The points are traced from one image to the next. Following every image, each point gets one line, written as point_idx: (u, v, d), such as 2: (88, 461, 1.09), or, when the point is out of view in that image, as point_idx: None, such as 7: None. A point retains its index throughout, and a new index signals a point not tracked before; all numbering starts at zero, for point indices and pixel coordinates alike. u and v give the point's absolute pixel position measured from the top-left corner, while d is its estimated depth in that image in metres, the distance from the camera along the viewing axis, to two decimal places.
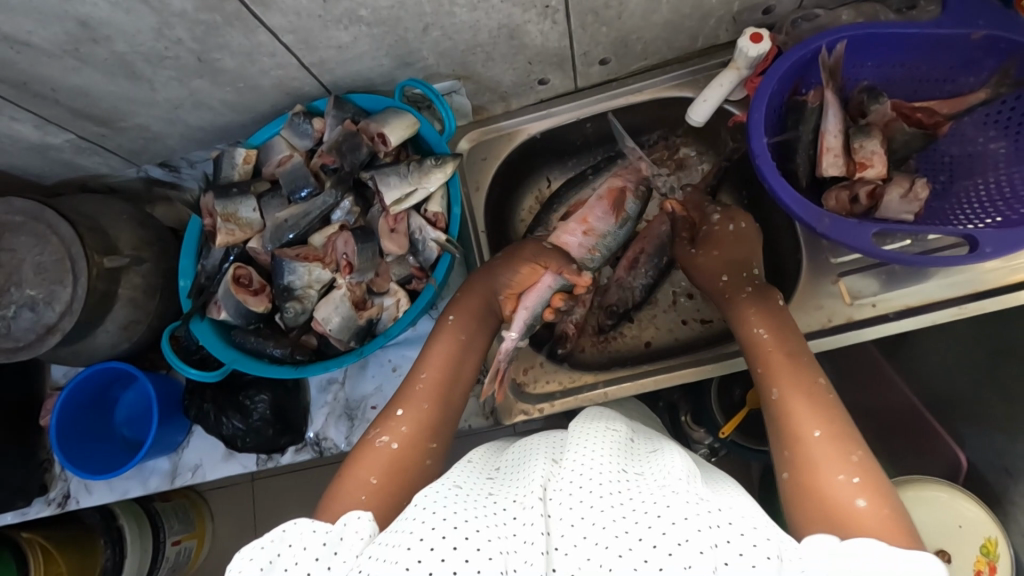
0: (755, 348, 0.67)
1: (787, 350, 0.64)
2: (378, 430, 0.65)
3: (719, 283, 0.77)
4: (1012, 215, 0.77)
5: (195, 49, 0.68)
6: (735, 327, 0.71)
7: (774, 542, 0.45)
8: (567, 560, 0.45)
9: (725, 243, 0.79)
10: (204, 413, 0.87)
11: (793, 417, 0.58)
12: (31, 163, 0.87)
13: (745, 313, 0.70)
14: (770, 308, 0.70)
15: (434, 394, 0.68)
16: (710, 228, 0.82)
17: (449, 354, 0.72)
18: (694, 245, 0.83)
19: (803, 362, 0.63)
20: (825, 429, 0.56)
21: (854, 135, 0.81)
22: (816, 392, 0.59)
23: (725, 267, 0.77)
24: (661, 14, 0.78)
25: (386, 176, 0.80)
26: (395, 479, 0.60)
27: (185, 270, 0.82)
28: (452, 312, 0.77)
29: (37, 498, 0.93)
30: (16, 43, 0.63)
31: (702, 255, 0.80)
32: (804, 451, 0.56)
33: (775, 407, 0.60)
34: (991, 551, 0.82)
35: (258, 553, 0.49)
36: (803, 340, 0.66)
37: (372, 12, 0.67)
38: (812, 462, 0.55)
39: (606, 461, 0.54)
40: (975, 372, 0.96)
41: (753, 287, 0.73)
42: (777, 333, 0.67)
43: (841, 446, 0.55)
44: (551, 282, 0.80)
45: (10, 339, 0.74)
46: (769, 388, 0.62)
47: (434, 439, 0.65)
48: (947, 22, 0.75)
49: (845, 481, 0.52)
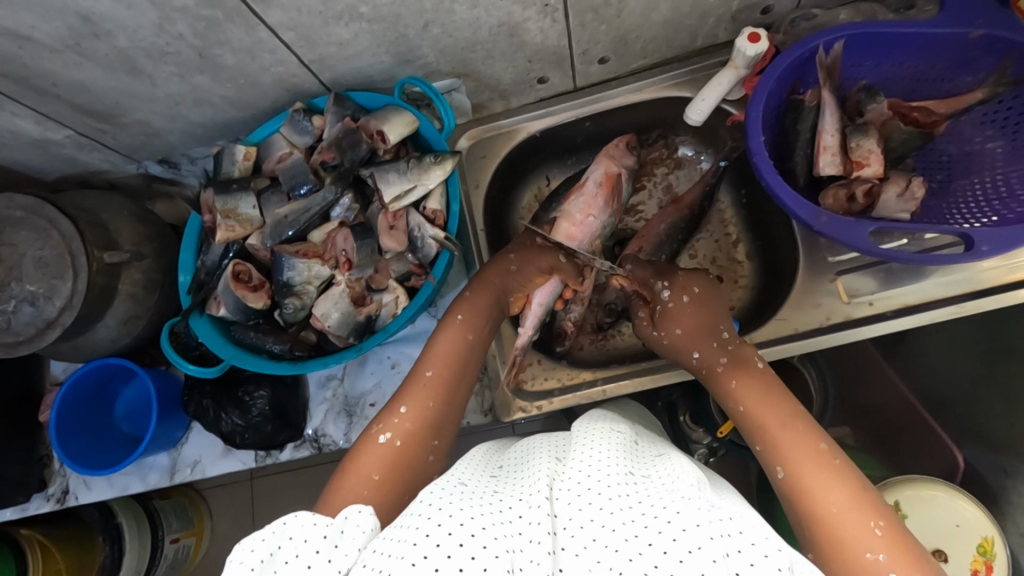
0: (749, 424, 0.64)
1: (782, 422, 0.62)
2: (379, 423, 0.65)
3: (691, 360, 0.74)
4: (1008, 215, 0.78)
5: (196, 45, 0.68)
6: (725, 404, 0.69)
7: (786, 553, 0.46)
8: (576, 561, 0.45)
9: (687, 320, 0.77)
10: (203, 409, 0.87)
11: (805, 494, 0.56)
12: (31, 158, 0.87)
13: (729, 389, 0.68)
14: (751, 376, 0.67)
15: (437, 391, 0.68)
16: (665, 305, 0.79)
17: (452, 352, 0.72)
18: (655, 326, 0.80)
19: (803, 432, 0.60)
20: (841, 503, 0.54)
21: (851, 134, 0.82)
22: (821, 462, 0.57)
23: (694, 342, 0.75)
24: (661, 12, 0.78)
25: (385, 173, 0.80)
26: (399, 477, 0.60)
27: (184, 265, 0.82)
28: (458, 311, 0.76)
29: (36, 493, 0.93)
30: (17, 37, 0.63)
31: (665, 335, 0.78)
32: (826, 533, 0.53)
33: (787, 487, 0.58)
34: (988, 550, 0.82)
35: (258, 545, 0.49)
36: (793, 403, 0.64)
37: (371, 9, 0.67)
38: (837, 539, 0.52)
39: (614, 462, 0.54)
40: (972, 373, 0.97)
41: (727, 355, 0.71)
42: (766, 402, 0.64)
43: (860, 516, 0.53)
44: (557, 284, 0.85)
45: (10, 333, 0.74)
46: (775, 466, 0.60)
47: (437, 438, 0.65)
48: (945, 22, 0.75)
49: (873, 558, 0.50)
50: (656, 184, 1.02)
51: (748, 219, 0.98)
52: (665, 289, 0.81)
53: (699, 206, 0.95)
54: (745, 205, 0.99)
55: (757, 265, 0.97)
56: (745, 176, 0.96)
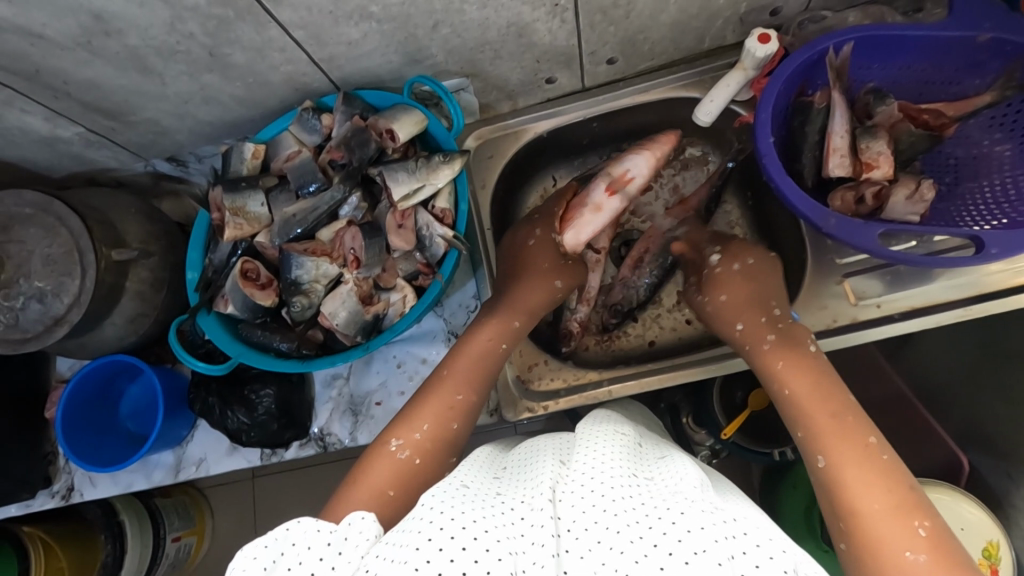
0: (791, 409, 0.64)
1: (829, 411, 0.62)
2: (397, 439, 0.64)
3: (734, 332, 0.76)
4: (1016, 217, 0.78)
5: (207, 44, 0.69)
6: (766, 382, 0.69)
7: (791, 556, 0.45)
8: (581, 563, 0.45)
9: (730, 287, 0.79)
10: (209, 407, 0.87)
11: (847, 489, 0.56)
12: (40, 155, 0.87)
13: (776, 369, 0.68)
14: (800, 358, 0.67)
15: (463, 413, 0.68)
16: (713, 270, 0.82)
17: (479, 377, 0.72)
18: (701, 290, 0.82)
19: (850, 424, 0.60)
20: (884, 501, 0.54)
21: (859, 136, 0.82)
22: (868, 457, 0.57)
23: (740, 314, 0.76)
24: (669, 14, 0.78)
25: (394, 172, 0.80)
26: (411, 492, 0.61)
27: (192, 263, 0.82)
28: (504, 340, 0.76)
29: (41, 490, 0.93)
30: (29, 35, 0.63)
31: (712, 302, 0.80)
32: (864, 528, 0.54)
33: (826, 478, 0.58)
34: (993, 554, 0.82)
35: (261, 552, 0.49)
36: (841, 392, 0.63)
37: (382, 8, 0.67)
38: (874, 537, 0.53)
39: (618, 464, 0.54)
40: (977, 376, 0.97)
41: (777, 333, 0.71)
42: (812, 391, 0.64)
43: (902, 517, 0.53)
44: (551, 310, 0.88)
45: (17, 330, 0.74)
46: (815, 455, 0.60)
47: (453, 456, 0.66)
48: (955, 25, 0.75)
49: (912, 558, 0.50)
50: (662, 185, 1.01)
51: (754, 220, 0.98)
52: (715, 256, 0.83)
53: (705, 207, 0.95)
54: (752, 207, 0.99)
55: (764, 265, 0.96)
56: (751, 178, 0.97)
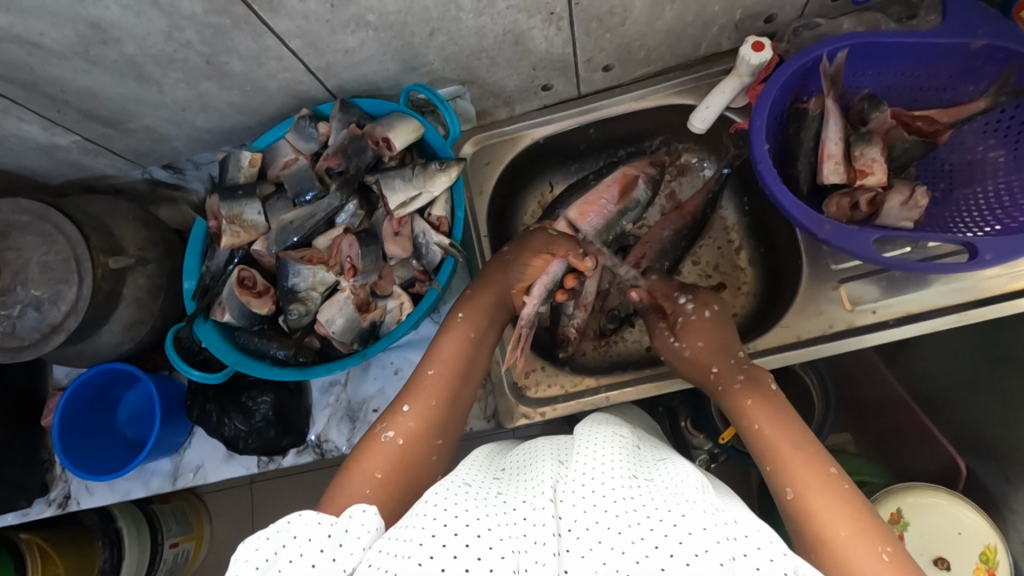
0: (759, 447, 0.63)
1: (793, 442, 0.61)
2: (384, 423, 0.65)
3: (709, 376, 0.74)
4: (1011, 224, 0.78)
5: (204, 52, 0.69)
6: (736, 421, 0.68)
7: (791, 557, 0.46)
8: (583, 563, 0.45)
9: (704, 333, 0.77)
10: (206, 414, 0.87)
11: (815, 517, 0.55)
12: (37, 163, 0.87)
13: (743, 407, 0.67)
14: (766, 397, 0.67)
15: (441, 391, 0.68)
16: (686, 318, 0.79)
17: (457, 355, 0.72)
18: (675, 336, 0.79)
19: (811, 454, 0.60)
20: (850, 526, 0.53)
21: (855, 142, 0.82)
22: (832, 486, 0.57)
23: (713, 358, 0.74)
24: (665, 21, 0.78)
25: (391, 179, 0.81)
26: (401, 474, 0.60)
27: (190, 271, 0.84)
28: (460, 310, 0.76)
29: (38, 497, 0.93)
30: (26, 44, 0.64)
31: (687, 347, 0.77)
32: (834, 557, 0.52)
33: (794, 510, 0.57)
34: (990, 558, 0.82)
35: (263, 544, 0.49)
36: (808, 429, 0.63)
37: (378, 17, 0.67)
38: (845, 564, 0.52)
39: (619, 466, 0.54)
40: (975, 378, 0.97)
41: (744, 373, 0.71)
42: (780, 425, 0.64)
43: (869, 541, 0.52)
44: (557, 266, 0.82)
45: (13, 338, 0.73)
46: (783, 487, 0.59)
47: (441, 436, 0.65)
48: (948, 32, 0.76)
49: None
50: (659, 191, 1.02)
51: (751, 226, 0.99)
52: (686, 301, 0.81)
53: (702, 213, 0.96)
54: (749, 212, 0.99)
55: (759, 271, 0.97)
56: (747, 181, 0.97)
